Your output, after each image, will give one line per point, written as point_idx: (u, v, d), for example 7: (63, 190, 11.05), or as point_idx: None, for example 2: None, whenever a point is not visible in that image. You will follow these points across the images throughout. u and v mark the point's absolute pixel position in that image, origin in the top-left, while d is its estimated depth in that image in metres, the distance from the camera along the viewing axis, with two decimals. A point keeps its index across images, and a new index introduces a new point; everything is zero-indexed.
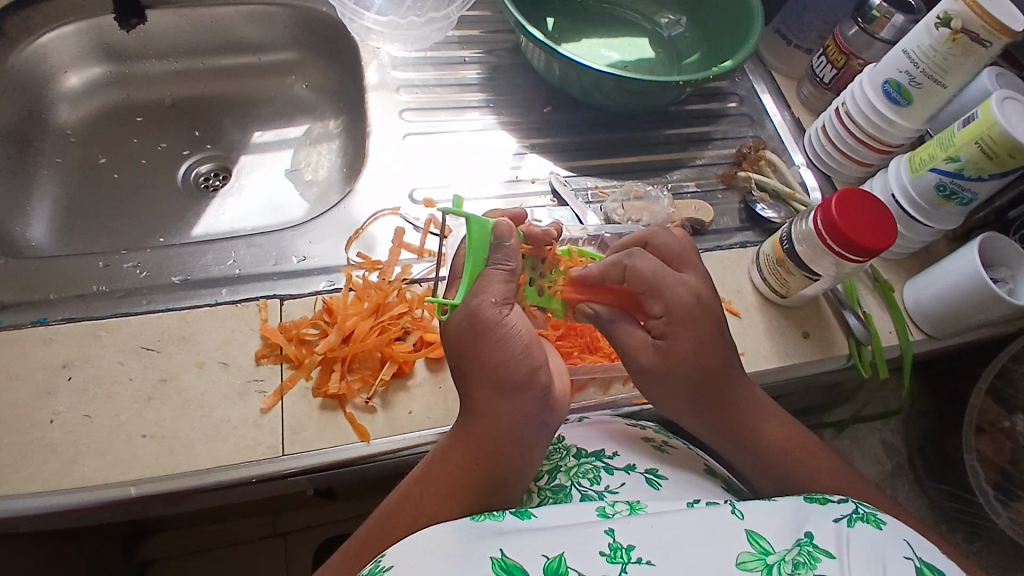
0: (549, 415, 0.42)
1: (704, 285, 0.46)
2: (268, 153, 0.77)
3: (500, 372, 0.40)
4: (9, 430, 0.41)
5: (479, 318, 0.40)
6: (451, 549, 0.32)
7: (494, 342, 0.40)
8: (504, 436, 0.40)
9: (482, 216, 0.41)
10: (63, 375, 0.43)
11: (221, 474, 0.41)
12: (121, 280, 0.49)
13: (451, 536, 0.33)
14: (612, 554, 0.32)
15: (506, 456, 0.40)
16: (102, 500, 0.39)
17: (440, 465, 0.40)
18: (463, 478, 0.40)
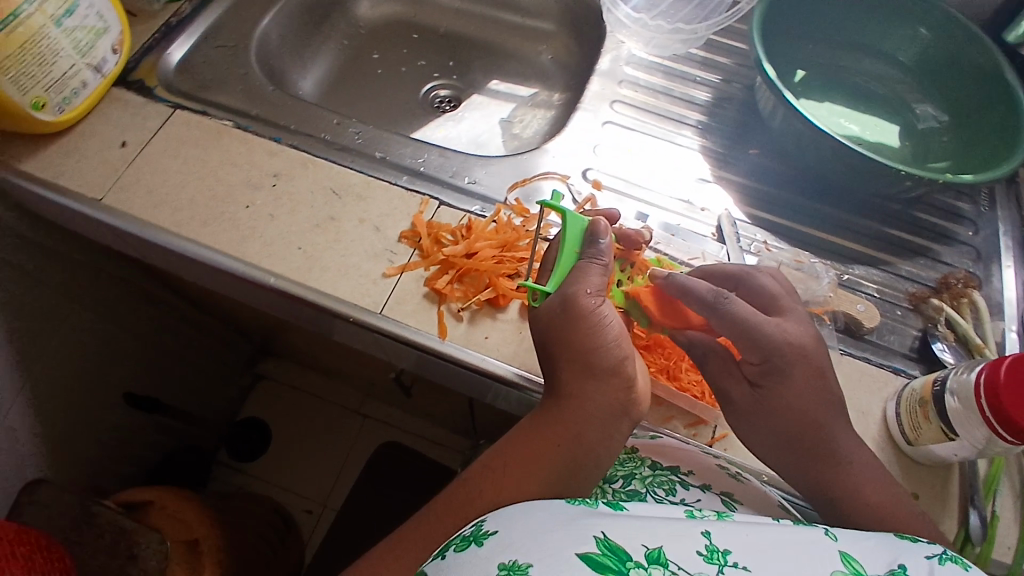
0: (620, 418, 0.45)
1: (802, 333, 0.46)
2: (495, 99, 0.87)
3: (587, 357, 0.45)
4: (222, 200, 0.55)
5: (569, 305, 0.45)
6: (555, 528, 0.35)
7: (585, 326, 0.45)
8: (582, 417, 0.44)
9: (575, 215, 0.48)
10: (270, 182, 0.56)
11: (332, 301, 0.50)
12: (343, 138, 0.61)
13: (554, 519, 0.36)
14: (709, 555, 0.34)
15: (587, 441, 0.43)
16: (252, 275, 0.51)
17: (523, 444, 0.44)
18: (542, 459, 0.43)
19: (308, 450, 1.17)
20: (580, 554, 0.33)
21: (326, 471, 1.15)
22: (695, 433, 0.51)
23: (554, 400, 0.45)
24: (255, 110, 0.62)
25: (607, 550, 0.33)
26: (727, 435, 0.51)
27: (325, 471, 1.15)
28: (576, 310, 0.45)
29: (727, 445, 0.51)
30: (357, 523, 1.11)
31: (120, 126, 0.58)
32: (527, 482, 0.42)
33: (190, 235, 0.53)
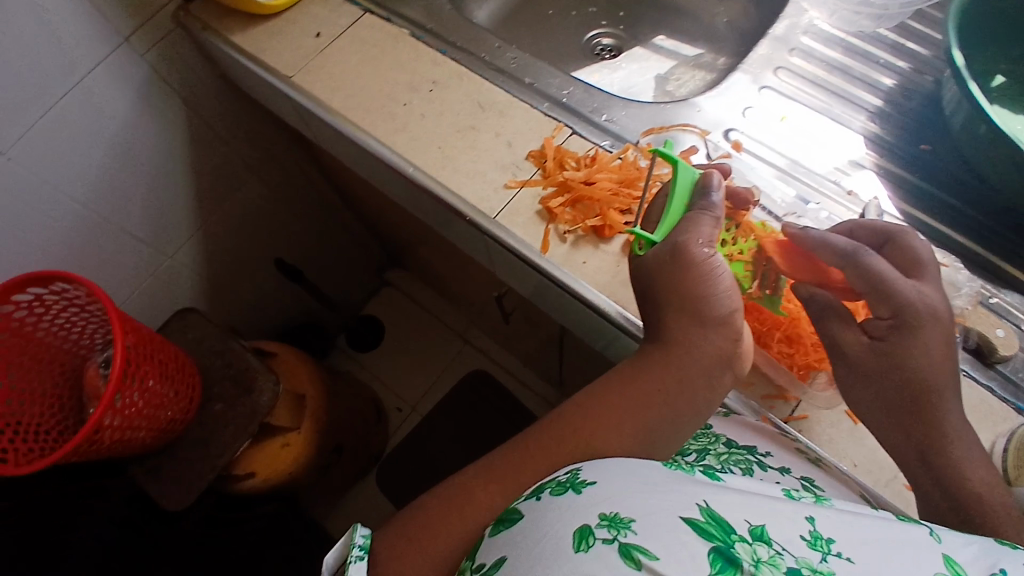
0: (714, 377, 0.44)
1: (940, 299, 0.43)
2: (656, 55, 0.86)
3: (700, 313, 0.43)
4: (386, 95, 0.62)
5: (683, 261, 0.44)
6: (652, 488, 0.34)
7: (695, 279, 0.43)
8: (682, 367, 0.43)
9: (687, 167, 0.47)
10: (428, 87, 0.62)
11: (456, 199, 0.55)
12: (499, 60, 0.63)
13: (646, 478, 0.35)
14: (813, 541, 0.32)
15: (689, 386, 0.43)
16: (396, 163, 0.58)
17: (626, 389, 0.43)
18: (643, 404, 0.42)
19: (411, 354, 1.30)
20: (682, 517, 0.31)
21: (420, 380, 1.28)
22: (773, 406, 0.51)
23: (653, 347, 0.44)
24: (430, 23, 0.67)
25: (710, 518, 0.31)
26: (804, 418, 0.50)
27: (421, 377, 1.28)
28: (694, 265, 0.43)
29: (802, 427, 0.49)
30: (439, 427, 1.24)
31: (318, 21, 0.67)
32: (622, 426, 0.42)
33: (354, 120, 0.61)
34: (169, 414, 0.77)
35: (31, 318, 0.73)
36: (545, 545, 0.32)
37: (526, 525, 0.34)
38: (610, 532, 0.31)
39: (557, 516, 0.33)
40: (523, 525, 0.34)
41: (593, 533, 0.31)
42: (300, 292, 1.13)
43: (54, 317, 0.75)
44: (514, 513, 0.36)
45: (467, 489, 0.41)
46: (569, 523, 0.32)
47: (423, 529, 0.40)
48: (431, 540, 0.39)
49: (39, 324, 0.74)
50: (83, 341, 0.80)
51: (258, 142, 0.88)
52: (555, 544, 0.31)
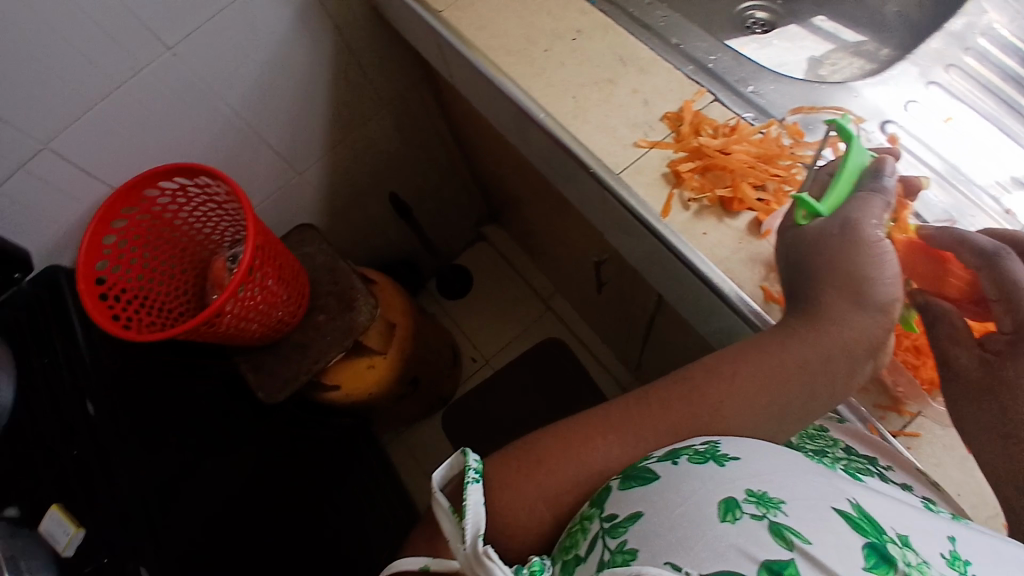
0: (853, 366, 0.43)
1: None
2: (814, 36, 0.79)
3: (861, 294, 0.42)
4: (528, 40, 0.61)
5: (844, 240, 0.42)
6: (798, 474, 0.37)
7: (865, 260, 0.42)
8: (826, 348, 0.42)
9: (863, 148, 0.45)
10: (572, 36, 0.60)
11: (582, 151, 0.55)
12: (648, 18, 0.61)
13: (792, 464, 0.38)
14: (952, 560, 0.34)
15: (828, 372, 0.43)
16: (528, 108, 0.58)
17: (762, 362, 0.43)
18: (777, 380, 0.43)
19: (493, 309, 1.33)
20: (834, 509, 0.35)
21: (497, 335, 1.31)
22: (883, 416, 0.47)
23: (800, 319, 0.43)
24: None
25: (862, 515, 0.34)
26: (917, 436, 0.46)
27: (499, 332, 1.31)
28: (860, 243, 0.42)
29: (913, 444, 0.46)
30: (507, 384, 1.27)
31: None
32: (750, 392, 0.44)
33: (494, 61, 0.61)
34: (279, 313, 0.84)
35: (172, 206, 0.81)
36: (691, 505, 0.35)
37: (669, 484, 0.37)
38: (759, 509, 0.34)
39: (703, 481, 0.36)
40: (662, 484, 0.37)
41: (742, 505, 0.34)
42: (401, 230, 1.17)
43: (193, 209, 0.84)
44: (648, 473, 0.39)
45: (587, 433, 0.45)
46: (715, 492, 0.35)
47: (539, 461, 0.44)
48: (551, 473, 0.44)
49: (178, 213, 0.83)
50: (213, 236, 0.89)
51: (392, 77, 0.91)
52: (701, 509, 0.35)
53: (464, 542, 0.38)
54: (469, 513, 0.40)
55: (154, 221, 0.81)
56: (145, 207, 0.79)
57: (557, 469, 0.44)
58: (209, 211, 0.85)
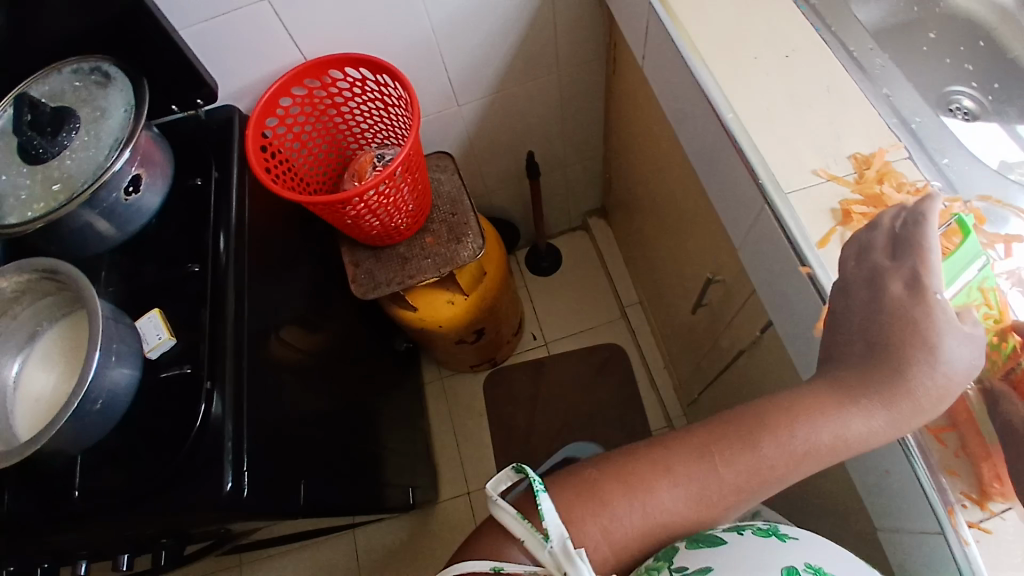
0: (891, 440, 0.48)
1: None
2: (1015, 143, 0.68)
3: (946, 394, 0.46)
4: (740, 43, 0.63)
5: (964, 340, 0.46)
6: (840, 562, 0.50)
7: (954, 374, 0.46)
8: (881, 430, 0.47)
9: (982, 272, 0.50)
10: (785, 53, 0.62)
11: (760, 159, 0.56)
12: (865, 61, 0.63)
13: (832, 553, 0.51)
14: None
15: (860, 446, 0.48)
16: (719, 103, 0.59)
17: (823, 431, 0.48)
18: (827, 454, 0.48)
19: (570, 296, 1.35)
20: None
21: (563, 322, 1.33)
22: (964, 503, 0.46)
23: (873, 380, 0.47)
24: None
25: None
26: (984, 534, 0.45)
27: (568, 320, 1.33)
28: (970, 352, 0.46)
29: (980, 539, 0.45)
30: (556, 371, 1.30)
31: None
32: (846, 434, 0.47)
33: (700, 52, 0.63)
34: (398, 220, 0.90)
35: (346, 94, 0.89)
36: (765, 564, 0.48)
37: (740, 551, 0.49)
38: None
39: (772, 554, 0.49)
40: (733, 548, 0.50)
41: (802, 572, 0.48)
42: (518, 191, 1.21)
43: (360, 103, 0.90)
44: (714, 537, 0.51)
45: (639, 467, 0.51)
46: (781, 560, 0.49)
47: (604, 502, 0.50)
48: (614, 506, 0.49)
49: (348, 102, 0.90)
50: (365, 134, 0.96)
51: (575, 42, 0.95)
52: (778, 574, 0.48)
53: (552, 543, 0.46)
54: (547, 518, 0.47)
55: (325, 100, 0.88)
56: (324, 86, 0.86)
57: (620, 512, 0.49)
58: (371, 109, 0.92)
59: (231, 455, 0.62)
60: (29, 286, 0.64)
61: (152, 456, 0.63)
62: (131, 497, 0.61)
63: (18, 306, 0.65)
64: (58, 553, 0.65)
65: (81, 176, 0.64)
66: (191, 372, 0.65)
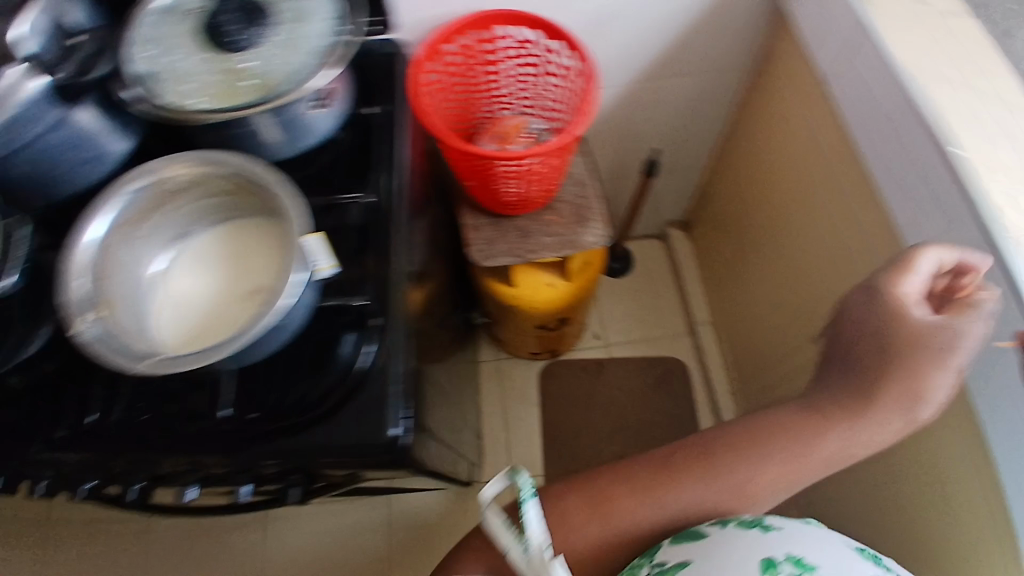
0: (865, 438, 0.59)
1: None
2: None
3: (916, 398, 0.57)
4: (962, 88, 0.65)
5: (965, 329, 0.56)
6: (815, 549, 0.59)
7: (926, 378, 0.57)
8: (872, 428, 0.58)
9: None
10: (1005, 107, 0.64)
11: (987, 204, 0.58)
12: None
13: (808, 535, 0.60)
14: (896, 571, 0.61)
15: (823, 451, 0.59)
16: (944, 142, 0.61)
17: (789, 441, 0.59)
18: (792, 455, 0.59)
19: (637, 303, 1.34)
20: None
21: (627, 325, 1.33)
22: None
23: (852, 399, 0.59)
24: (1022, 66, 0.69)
25: None
26: None
27: (631, 326, 1.33)
28: (940, 348, 0.56)
29: None
30: (613, 371, 1.29)
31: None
32: (827, 444, 0.59)
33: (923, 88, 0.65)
34: (534, 192, 0.87)
35: (506, 53, 0.84)
36: (745, 558, 0.57)
37: (720, 539, 0.59)
38: (794, 568, 0.56)
39: (755, 543, 0.58)
40: (710, 541, 0.59)
41: (780, 563, 0.56)
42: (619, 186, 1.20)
43: (513, 69, 0.87)
44: (698, 531, 0.60)
45: (610, 483, 0.61)
46: (760, 552, 0.57)
47: (565, 520, 0.59)
48: (588, 516, 0.59)
49: (502, 63, 0.85)
50: (501, 98, 0.90)
51: (734, 49, 0.94)
52: (751, 563, 0.56)
53: (526, 553, 0.44)
54: (529, 527, 0.44)
55: (481, 56, 0.85)
56: (488, 39, 0.82)
57: (577, 527, 0.59)
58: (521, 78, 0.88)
59: (399, 399, 0.57)
60: (205, 182, 0.56)
61: (310, 387, 0.58)
62: (292, 421, 0.57)
63: (179, 200, 0.57)
64: (172, 470, 0.60)
65: (278, 79, 0.59)
66: (367, 306, 0.60)
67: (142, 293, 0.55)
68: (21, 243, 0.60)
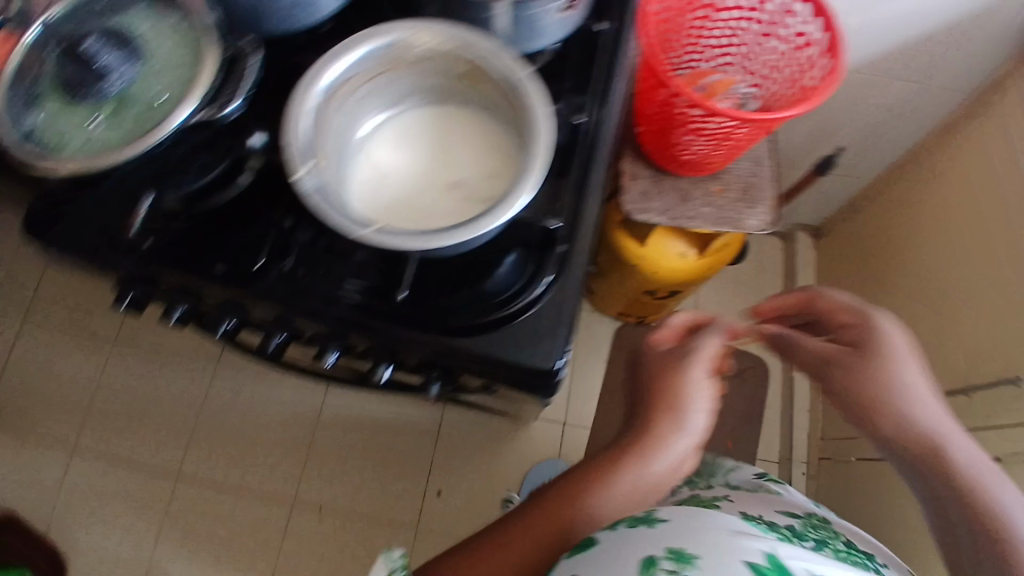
0: (677, 434, 0.55)
1: None
2: None
3: (689, 402, 0.55)
4: None
5: (689, 347, 0.57)
6: (705, 544, 0.49)
7: (674, 379, 0.56)
8: (615, 464, 0.55)
9: None
10: None
11: None
12: None
13: (680, 530, 0.50)
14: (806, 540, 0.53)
15: (619, 463, 0.55)
16: None
17: (545, 504, 0.54)
18: (611, 473, 0.55)
19: (737, 296, 1.30)
20: (748, 560, 0.47)
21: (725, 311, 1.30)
22: None
23: (591, 464, 0.56)
24: None
25: (771, 562, 0.47)
26: None
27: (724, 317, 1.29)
28: (681, 351, 0.57)
29: None
30: None
31: None
32: (585, 502, 0.54)
33: None
34: (714, 158, 0.79)
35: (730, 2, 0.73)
36: (624, 561, 0.48)
37: (599, 546, 0.50)
38: (673, 564, 0.47)
39: (634, 541, 0.49)
40: (598, 547, 0.50)
41: (660, 560, 0.47)
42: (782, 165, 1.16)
43: (727, 32, 0.76)
44: (588, 539, 0.52)
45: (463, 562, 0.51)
46: (642, 551, 0.48)
47: None
48: None
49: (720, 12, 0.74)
50: (696, 48, 0.78)
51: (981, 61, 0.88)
52: (628, 567, 0.48)
53: None
54: None
55: (700, 9, 0.74)
56: None
57: None
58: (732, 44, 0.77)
59: (566, 333, 0.56)
60: (439, 58, 0.51)
61: (480, 295, 0.57)
62: (458, 323, 0.56)
63: (404, 68, 0.52)
64: (315, 333, 0.59)
65: None
66: (558, 229, 0.57)
67: (342, 156, 0.52)
68: (251, 71, 0.53)
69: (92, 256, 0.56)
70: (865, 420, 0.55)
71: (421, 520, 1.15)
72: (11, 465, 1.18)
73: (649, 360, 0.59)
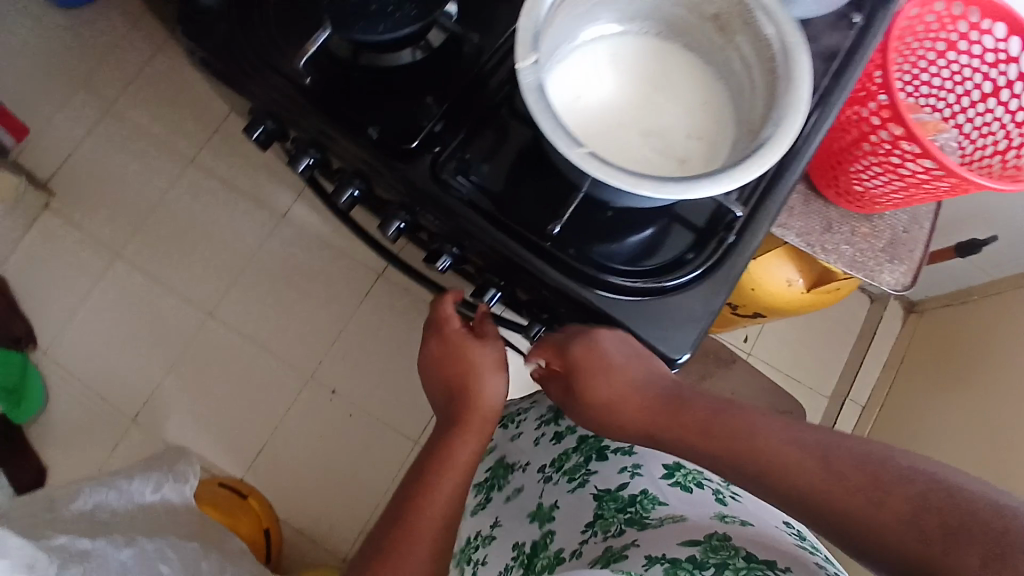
0: (485, 398, 0.60)
1: None
2: None
3: (480, 369, 0.60)
4: None
5: (446, 327, 0.62)
6: None
7: (462, 359, 0.61)
8: (455, 431, 0.59)
9: None
10: None
11: None
12: None
13: None
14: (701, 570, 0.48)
15: (457, 429, 0.59)
16: None
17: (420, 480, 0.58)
18: (456, 438, 0.59)
19: (805, 339, 1.26)
20: None
21: (789, 349, 1.26)
22: None
23: (430, 443, 0.60)
24: None
25: None
26: None
27: (784, 355, 1.25)
28: (453, 333, 0.62)
29: None
30: None
31: None
32: (445, 471, 0.58)
33: None
34: (883, 199, 0.72)
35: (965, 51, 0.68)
36: None
37: None
38: None
39: None
40: None
41: None
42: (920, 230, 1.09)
43: (948, 78, 0.70)
44: None
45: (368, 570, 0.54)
46: None
47: None
48: None
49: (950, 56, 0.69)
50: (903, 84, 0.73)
51: None
52: None
53: None
54: None
55: (939, 39, 0.68)
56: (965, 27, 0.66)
57: None
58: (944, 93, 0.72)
59: (701, 328, 0.52)
60: None
61: (626, 257, 0.52)
62: (595, 273, 0.52)
63: None
64: (439, 232, 0.56)
65: None
66: (736, 217, 0.52)
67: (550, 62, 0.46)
68: None
69: (246, 78, 0.53)
70: (619, 409, 0.53)
71: (424, 437, 1.15)
72: (58, 244, 1.18)
73: (435, 357, 0.63)
